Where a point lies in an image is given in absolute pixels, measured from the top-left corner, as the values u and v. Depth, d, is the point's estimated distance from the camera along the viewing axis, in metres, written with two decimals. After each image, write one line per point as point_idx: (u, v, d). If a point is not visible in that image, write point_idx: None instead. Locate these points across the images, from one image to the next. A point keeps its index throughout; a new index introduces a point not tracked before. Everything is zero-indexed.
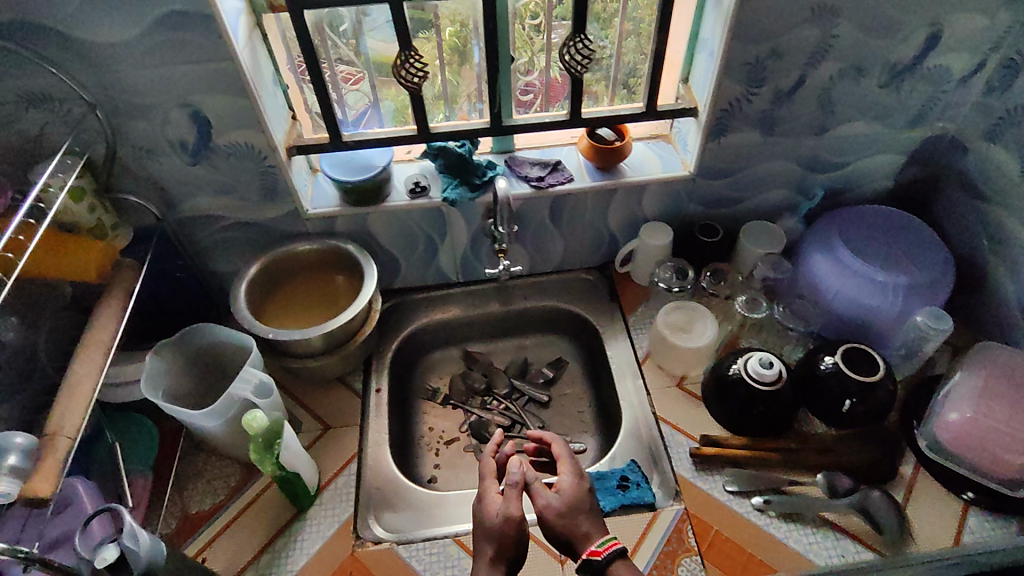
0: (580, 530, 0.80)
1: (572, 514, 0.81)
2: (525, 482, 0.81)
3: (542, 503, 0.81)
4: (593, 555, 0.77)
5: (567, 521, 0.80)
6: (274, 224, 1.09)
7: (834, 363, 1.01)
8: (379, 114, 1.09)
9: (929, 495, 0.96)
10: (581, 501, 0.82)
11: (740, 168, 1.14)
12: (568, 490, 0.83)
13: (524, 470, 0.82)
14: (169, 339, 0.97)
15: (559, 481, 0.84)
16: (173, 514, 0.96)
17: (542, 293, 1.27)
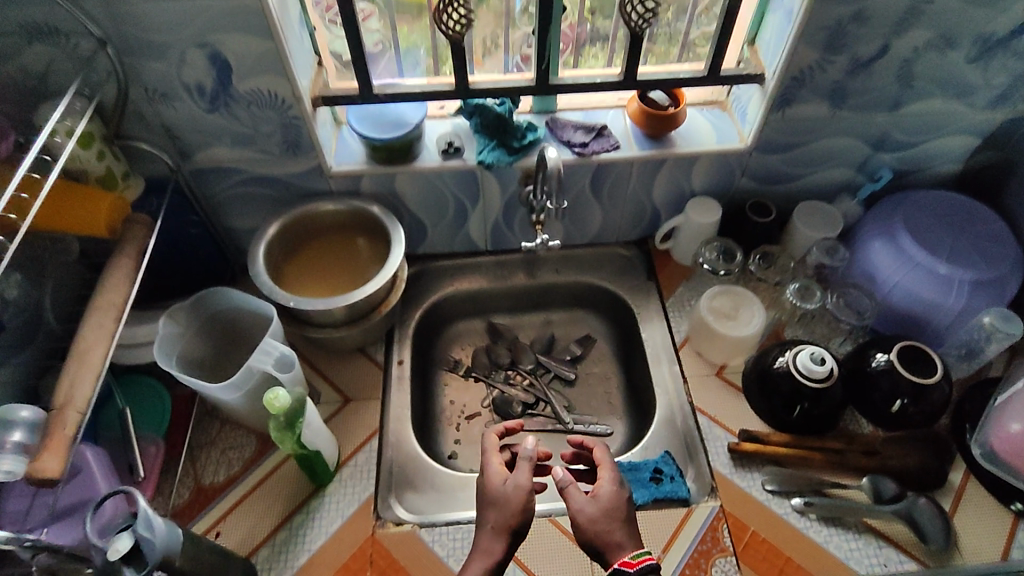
0: (613, 539, 0.76)
1: (606, 521, 0.76)
2: (558, 484, 0.78)
3: (575, 507, 0.77)
4: (625, 566, 0.72)
5: (600, 527, 0.76)
6: (294, 180, 1.01)
7: (886, 359, 0.95)
8: (399, 62, 1.00)
9: (977, 504, 0.91)
10: (616, 509, 0.78)
11: (801, 143, 1.04)
12: (604, 496, 0.78)
13: (558, 472, 0.79)
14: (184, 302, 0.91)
15: (596, 484, 0.80)
16: (186, 485, 0.93)
17: (574, 266, 1.20)
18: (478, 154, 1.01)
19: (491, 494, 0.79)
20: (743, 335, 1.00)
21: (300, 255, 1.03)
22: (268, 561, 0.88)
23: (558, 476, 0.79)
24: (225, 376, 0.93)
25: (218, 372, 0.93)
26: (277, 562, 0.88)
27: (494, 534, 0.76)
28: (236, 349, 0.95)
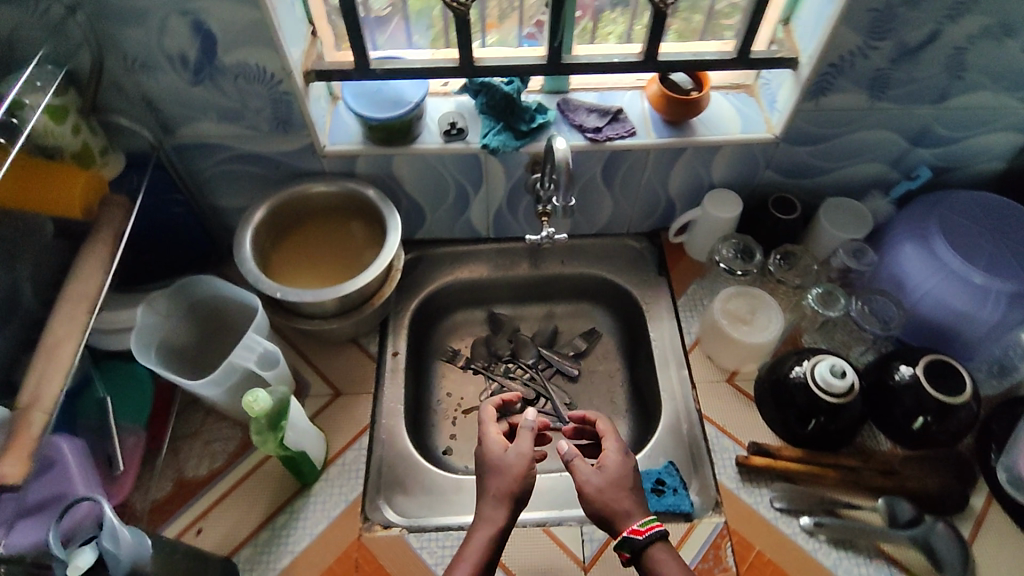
0: (622, 509, 0.76)
1: (614, 492, 0.77)
2: (565, 457, 0.79)
3: (584, 479, 0.78)
4: (635, 533, 0.74)
5: (608, 498, 0.77)
6: (285, 159, 0.95)
7: (911, 373, 0.89)
8: (408, 26, 0.93)
9: (1000, 532, 0.85)
10: (624, 479, 0.79)
11: (832, 136, 0.96)
12: (611, 467, 0.79)
13: (563, 447, 0.81)
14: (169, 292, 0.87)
15: (602, 456, 0.81)
16: (167, 477, 0.90)
17: (581, 258, 1.14)
18: (482, 137, 0.93)
19: (492, 464, 0.80)
20: (759, 342, 0.94)
21: (291, 239, 0.97)
22: (249, 561, 0.85)
23: (564, 450, 0.81)
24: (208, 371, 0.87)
25: (201, 363, 0.88)
26: (259, 563, 0.84)
27: (495, 504, 0.77)
28: (222, 338, 0.90)
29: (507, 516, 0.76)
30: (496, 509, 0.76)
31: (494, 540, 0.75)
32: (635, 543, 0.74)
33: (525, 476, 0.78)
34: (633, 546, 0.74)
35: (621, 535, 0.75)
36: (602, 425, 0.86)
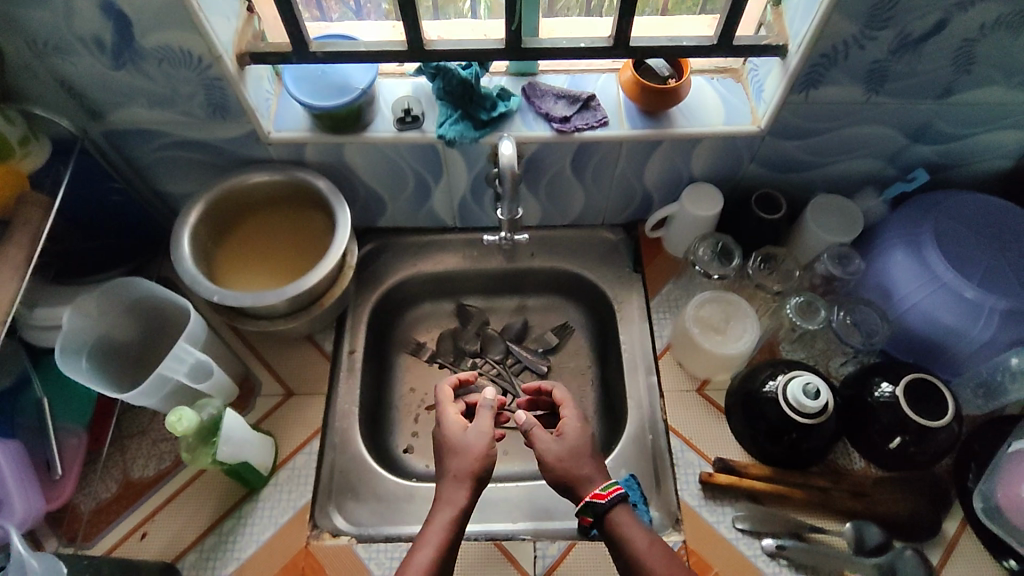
0: (583, 475, 0.75)
1: (575, 458, 0.76)
2: (524, 427, 0.78)
3: (544, 447, 0.77)
4: (596, 498, 0.72)
5: (569, 464, 0.76)
6: (227, 146, 0.88)
7: (891, 391, 0.83)
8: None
9: (970, 560, 0.81)
10: (584, 445, 0.78)
11: (823, 130, 0.88)
12: (571, 432, 0.78)
13: (521, 416, 0.80)
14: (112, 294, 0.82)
15: (561, 423, 0.80)
16: (113, 477, 0.88)
17: (553, 250, 1.07)
18: (438, 126, 0.86)
19: (451, 445, 0.76)
20: (732, 352, 0.88)
21: (238, 233, 0.92)
22: (194, 567, 0.82)
23: (522, 420, 0.80)
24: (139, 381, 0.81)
25: (139, 368, 0.83)
26: (203, 570, 0.82)
27: (456, 482, 0.73)
28: (159, 340, 0.85)
29: (472, 492, 0.73)
30: (459, 487, 0.73)
31: (458, 518, 0.71)
32: (598, 508, 0.72)
33: (486, 451, 0.75)
34: (597, 511, 0.72)
35: (584, 502, 0.73)
36: (558, 392, 0.85)
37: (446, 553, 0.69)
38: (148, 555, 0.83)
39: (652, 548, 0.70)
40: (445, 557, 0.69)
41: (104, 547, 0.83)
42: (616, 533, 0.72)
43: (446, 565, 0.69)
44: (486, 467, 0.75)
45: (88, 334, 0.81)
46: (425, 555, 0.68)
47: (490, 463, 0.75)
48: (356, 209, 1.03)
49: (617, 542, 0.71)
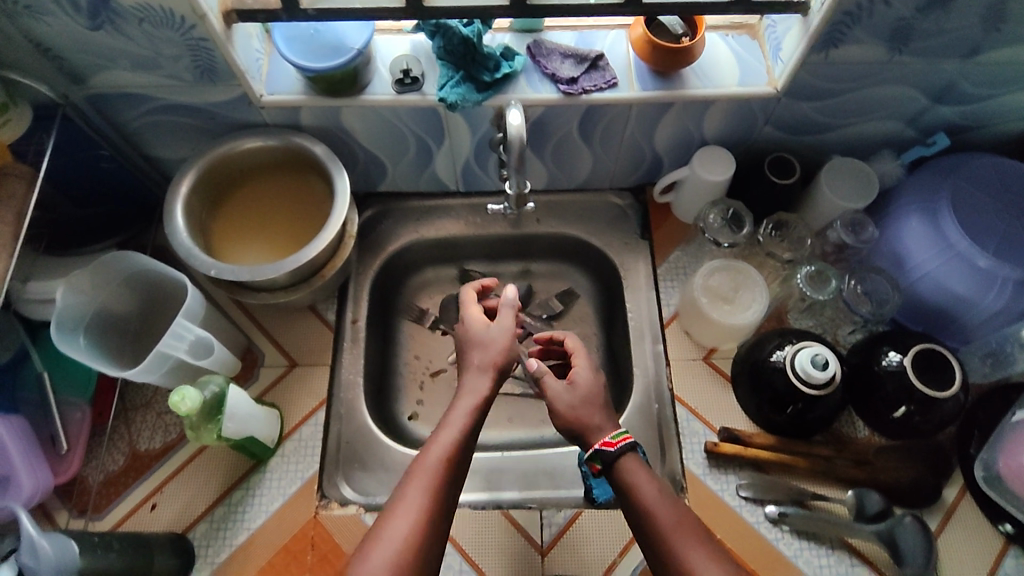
0: (593, 423, 0.76)
1: (586, 405, 0.77)
2: (535, 374, 0.80)
3: (554, 393, 0.79)
4: (607, 446, 0.73)
5: (579, 412, 0.77)
6: (218, 110, 0.84)
7: (899, 360, 0.83)
8: None
9: (969, 525, 0.82)
10: (595, 394, 0.79)
11: (842, 90, 0.84)
12: (582, 381, 0.80)
13: (533, 364, 0.82)
14: (108, 270, 0.80)
15: (573, 372, 0.81)
16: (120, 449, 0.88)
17: (558, 214, 1.05)
18: (439, 90, 0.82)
19: (474, 339, 0.80)
20: (741, 323, 0.87)
21: (232, 201, 0.89)
22: (205, 537, 0.83)
23: (533, 367, 0.82)
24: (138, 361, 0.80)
25: (139, 342, 0.82)
26: (214, 540, 0.83)
27: (479, 372, 0.77)
28: (153, 316, 0.83)
29: (495, 381, 0.77)
30: (482, 376, 0.76)
31: (479, 406, 0.73)
32: (607, 455, 0.72)
33: (507, 345, 0.79)
34: (606, 458, 0.73)
35: (594, 449, 0.74)
36: (570, 341, 0.86)
37: (467, 437, 0.70)
38: (157, 526, 0.84)
39: (660, 495, 0.69)
40: (466, 441, 0.70)
41: (112, 520, 0.84)
42: (624, 481, 0.71)
43: (467, 450, 0.70)
44: (507, 363, 0.79)
45: (82, 313, 0.79)
46: (448, 436, 0.69)
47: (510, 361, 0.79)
48: (355, 173, 1.00)
49: (624, 489, 0.71)
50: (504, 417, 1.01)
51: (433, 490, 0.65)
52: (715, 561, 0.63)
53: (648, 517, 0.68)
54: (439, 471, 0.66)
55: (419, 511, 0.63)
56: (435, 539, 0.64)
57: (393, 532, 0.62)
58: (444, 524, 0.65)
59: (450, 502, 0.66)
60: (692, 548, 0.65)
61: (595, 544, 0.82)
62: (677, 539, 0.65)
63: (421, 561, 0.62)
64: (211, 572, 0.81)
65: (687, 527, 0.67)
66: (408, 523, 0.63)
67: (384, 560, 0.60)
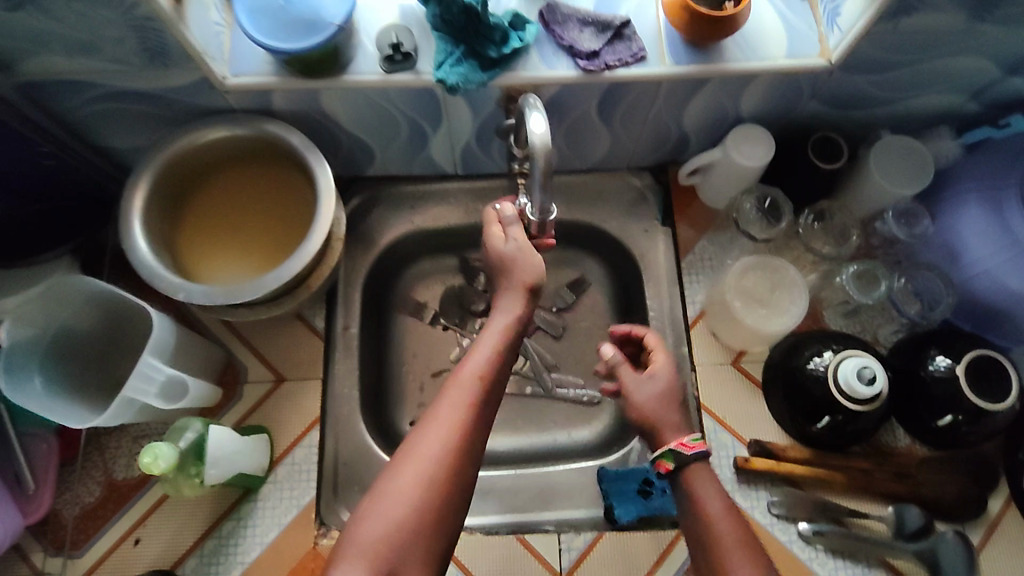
0: (668, 423, 0.68)
1: (662, 401, 0.69)
2: (612, 362, 0.73)
3: (631, 387, 0.70)
4: (682, 446, 0.65)
5: (654, 407, 0.69)
6: (175, 97, 0.71)
7: (949, 367, 0.75)
8: None
9: (1012, 539, 0.78)
10: (675, 392, 0.70)
11: (905, 63, 0.72)
12: (663, 375, 0.71)
13: (608, 353, 0.73)
14: (65, 296, 0.69)
15: (652, 365, 0.72)
16: (96, 479, 0.80)
17: (569, 198, 0.94)
18: (436, 68, 0.69)
19: (496, 259, 0.71)
20: (775, 331, 0.79)
21: (199, 201, 0.77)
22: (196, 573, 0.76)
23: (608, 356, 0.73)
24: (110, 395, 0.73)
25: (107, 366, 0.74)
26: None
27: (512, 290, 0.69)
28: (119, 338, 0.75)
29: (525, 301, 0.69)
30: (515, 295, 0.69)
31: (512, 325, 0.67)
32: (681, 456, 0.65)
33: (533, 260, 0.70)
34: (678, 460, 0.65)
35: (667, 446, 0.66)
36: (651, 337, 0.76)
37: (504, 352, 0.65)
38: (143, 564, 0.77)
39: (727, 512, 0.62)
40: (503, 358, 0.65)
41: (93, 559, 0.77)
42: (688, 489, 0.64)
43: (504, 368, 0.65)
44: (537, 282, 0.70)
45: (34, 349, 0.68)
46: (484, 350, 0.65)
47: (540, 282, 0.70)
48: (339, 157, 0.87)
49: (688, 499, 0.64)
50: (513, 418, 0.92)
51: (471, 405, 0.61)
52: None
53: (710, 535, 0.61)
54: (476, 385, 0.62)
55: (455, 426, 0.59)
56: (473, 456, 0.59)
57: (427, 445, 0.58)
58: (482, 441, 0.61)
59: (488, 419, 0.62)
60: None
61: (619, 569, 0.77)
62: (736, 560, 0.58)
63: (459, 474, 0.58)
64: None
65: (750, 546, 0.59)
66: (442, 438, 0.58)
67: (419, 473, 0.57)
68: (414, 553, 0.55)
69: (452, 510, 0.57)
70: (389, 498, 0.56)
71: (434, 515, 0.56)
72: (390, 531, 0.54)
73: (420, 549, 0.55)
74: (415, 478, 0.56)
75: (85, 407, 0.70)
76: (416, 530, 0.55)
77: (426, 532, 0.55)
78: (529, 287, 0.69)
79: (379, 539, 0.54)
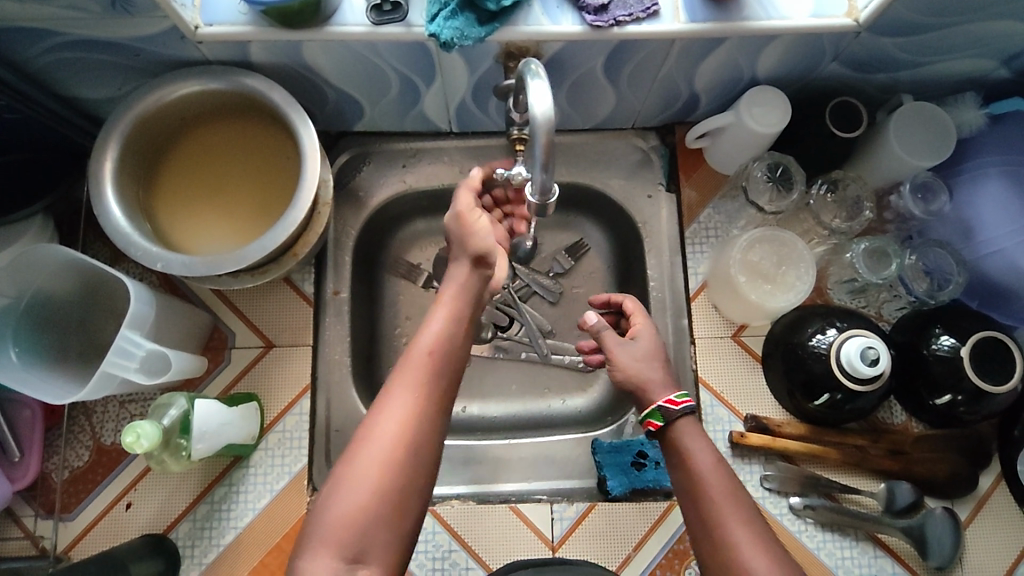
0: (655, 380, 0.65)
1: (649, 358, 0.67)
2: (594, 328, 0.69)
3: (618, 352, 0.68)
4: (670, 403, 0.62)
5: (640, 364, 0.67)
6: (144, 47, 0.65)
7: (953, 346, 0.72)
8: None
9: (1000, 516, 0.79)
10: (659, 351, 0.68)
11: (936, 26, 0.67)
12: (646, 337, 0.69)
13: (591, 320, 0.70)
14: (38, 262, 0.65)
15: (635, 328, 0.70)
16: (84, 443, 0.78)
17: (569, 158, 0.89)
18: (429, 21, 0.64)
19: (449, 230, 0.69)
20: (780, 307, 0.78)
21: (173, 161, 0.73)
22: (189, 537, 0.75)
23: (592, 323, 0.70)
24: (93, 363, 0.71)
25: (90, 332, 0.72)
26: (199, 540, 0.75)
27: (458, 258, 0.67)
28: (99, 304, 0.72)
29: (471, 272, 0.66)
30: (457, 264, 0.67)
31: (460, 302, 0.64)
32: (669, 413, 0.62)
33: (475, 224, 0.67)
34: (666, 417, 0.62)
35: (655, 405, 0.63)
36: (628, 302, 0.75)
37: (458, 325, 0.63)
38: (136, 527, 0.76)
39: (718, 465, 0.59)
40: (457, 331, 0.62)
41: (84, 523, 0.76)
42: (676, 447, 0.61)
43: (460, 341, 0.62)
44: (478, 250, 0.66)
45: (7, 318, 0.66)
46: (435, 326, 0.62)
47: (480, 248, 0.66)
48: (325, 112, 0.82)
49: (678, 456, 0.61)
50: (507, 383, 0.91)
51: (424, 383, 0.58)
52: (761, 545, 0.54)
53: (697, 489, 0.58)
54: (428, 362, 0.59)
55: (409, 408, 0.57)
56: (432, 438, 0.57)
57: (383, 429, 0.55)
58: (444, 420, 0.59)
59: (447, 396, 0.59)
60: (740, 529, 0.55)
61: (611, 537, 0.77)
62: (722, 515, 0.56)
63: (417, 458, 0.56)
64: (198, 573, 0.74)
65: (738, 499, 0.57)
66: (397, 421, 0.56)
67: (375, 457, 0.54)
68: (378, 537, 0.53)
69: (413, 493, 0.55)
70: (348, 484, 0.54)
71: (396, 498, 0.54)
72: (352, 516, 0.53)
73: (383, 533, 0.53)
74: (372, 463, 0.54)
75: (66, 377, 0.68)
76: (376, 514, 0.53)
77: (387, 516, 0.54)
78: (471, 254, 0.66)
79: (342, 524, 0.52)
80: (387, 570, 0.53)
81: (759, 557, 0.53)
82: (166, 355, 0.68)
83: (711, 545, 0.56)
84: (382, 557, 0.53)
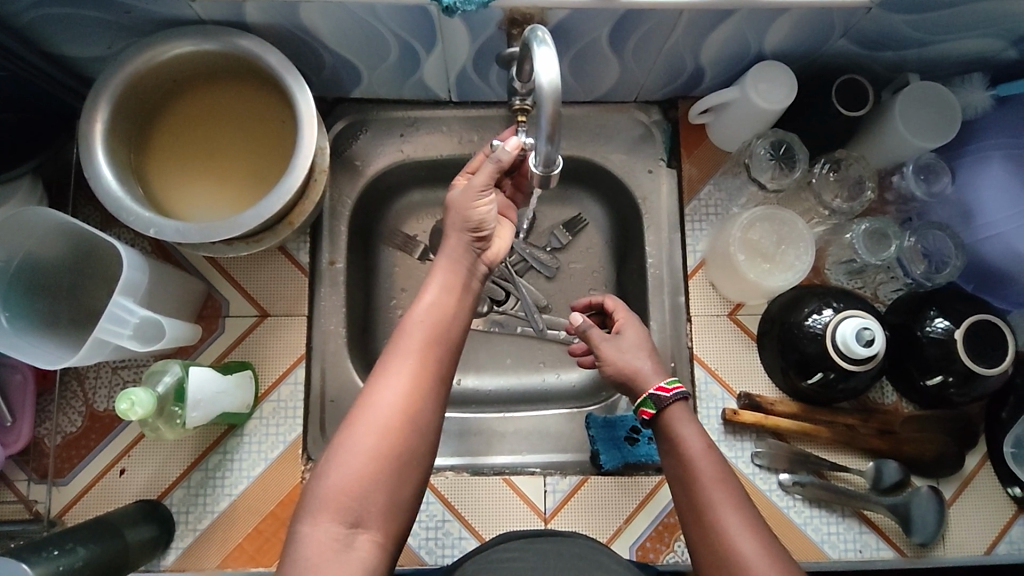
0: (645, 368, 0.65)
1: (636, 350, 0.67)
2: (580, 328, 0.69)
3: (604, 347, 0.68)
4: (660, 391, 0.62)
5: (627, 356, 0.66)
6: (135, 3, 0.63)
7: (946, 328, 0.73)
8: None
9: (984, 495, 0.80)
10: (646, 340, 0.68)
11: (947, 4, 0.66)
12: (631, 328, 0.69)
13: (576, 319, 0.70)
14: (27, 224, 0.64)
15: (620, 323, 0.70)
16: (77, 409, 0.78)
17: (570, 131, 0.87)
18: None
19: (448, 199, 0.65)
20: (778, 287, 0.78)
21: (163, 124, 0.71)
22: (184, 503, 0.76)
23: (579, 322, 0.69)
24: (84, 329, 0.70)
25: (80, 297, 0.71)
26: (193, 506, 0.76)
27: (452, 229, 0.64)
28: (87, 270, 0.71)
29: (468, 244, 0.64)
30: (452, 238, 0.64)
31: (456, 272, 0.63)
32: (661, 400, 0.62)
33: (480, 202, 0.63)
34: (658, 404, 0.62)
35: (646, 393, 0.63)
36: (608, 301, 0.74)
37: (454, 294, 0.62)
38: (130, 493, 0.76)
39: (709, 450, 0.59)
40: (456, 298, 0.62)
41: (80, 486, 0.76)
42: (667, 434, 0.61)
43: (459, 308, 0.62)
44: (476, 221, 0.63)
45: None
46: (432, 295, 0.61)
47: (477, 219, 0.63)
48: (322, 77, 0.80)
49: (667, 442, 0.61)
50: (503, 356, 0.91)
51: (424, 350, 0.58)
52: (751, 528, 0.54)
53: (687, 473, 0.58)
54: (426, 332, 0.59)
55: (410, 376, 0.56)
56: (431, 409, 0.57)
57: (383, 395, 0.55)
58: (444, 390, 0.58)
59: (447, 367, 0.59)
60: (730, 512, 0.55)
61: (603, 510, 0.78)
62: (711, 498, 0.56)
63: (418, 423, 0.56)
64: (193, 539, 0.75)
65: (728, 483, 0.57)
66: (399, 390, 0.56)
67: (376, 423, 0.54)
68: (378, 502, 0.53)
69: (413, 457, 0.55)
70: (347, 451, 0.54)
71: (395, 466, 0.54)
72: (352, 482, 0.53)
73: (383, 497, 0.53)
74: (372, 429, 0.54)
75: (54, 344, 0.67)
76: (375, 481, 0.53)
77: (387, 484, 0.54)
78: (467, 228, 0.63)
79: (342, 491, 0.52)
80: (387, 535, 0.53)
81: (749, 540, 0.54)
82: (160, 324, 0.67)
83: (702, 527, 0.56)
84: (382, 522, 0.53)
